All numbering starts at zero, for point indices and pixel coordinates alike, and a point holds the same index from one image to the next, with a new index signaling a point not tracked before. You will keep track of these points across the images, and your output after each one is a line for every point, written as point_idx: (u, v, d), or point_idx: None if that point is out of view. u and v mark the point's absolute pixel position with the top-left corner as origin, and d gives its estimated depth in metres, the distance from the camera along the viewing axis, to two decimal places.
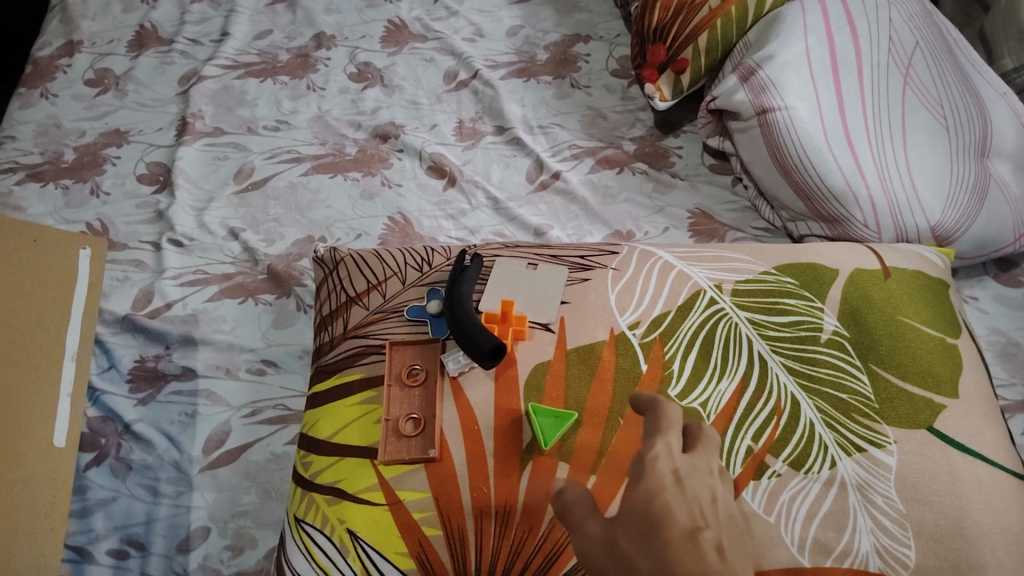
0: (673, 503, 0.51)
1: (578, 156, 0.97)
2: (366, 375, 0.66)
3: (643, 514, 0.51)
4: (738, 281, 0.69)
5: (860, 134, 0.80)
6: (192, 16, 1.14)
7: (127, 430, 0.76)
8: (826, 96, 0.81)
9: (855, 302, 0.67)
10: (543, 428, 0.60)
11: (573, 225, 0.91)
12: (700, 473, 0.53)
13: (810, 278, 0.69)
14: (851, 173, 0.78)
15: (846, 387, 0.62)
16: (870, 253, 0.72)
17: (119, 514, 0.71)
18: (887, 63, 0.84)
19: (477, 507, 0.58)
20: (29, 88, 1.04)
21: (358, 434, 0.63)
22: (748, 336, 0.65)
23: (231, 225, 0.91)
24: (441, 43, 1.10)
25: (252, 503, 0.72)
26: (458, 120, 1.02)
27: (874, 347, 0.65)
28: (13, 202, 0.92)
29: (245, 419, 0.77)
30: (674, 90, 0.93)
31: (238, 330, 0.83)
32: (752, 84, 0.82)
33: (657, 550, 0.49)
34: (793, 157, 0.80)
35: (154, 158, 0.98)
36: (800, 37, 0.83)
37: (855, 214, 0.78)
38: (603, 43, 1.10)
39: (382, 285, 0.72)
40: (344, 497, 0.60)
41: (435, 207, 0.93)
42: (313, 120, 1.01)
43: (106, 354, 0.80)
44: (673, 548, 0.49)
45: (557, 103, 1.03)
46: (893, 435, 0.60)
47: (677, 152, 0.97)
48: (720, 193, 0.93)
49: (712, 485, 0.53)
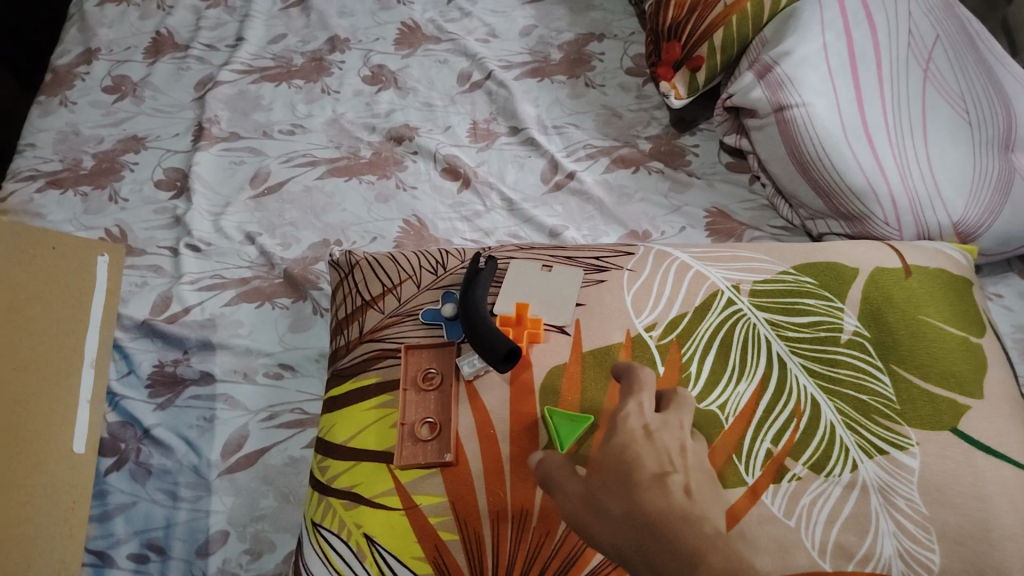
0: (643, 454, 0.55)
1: (593, 155, 0.96)
2: (382, 379, 0.66)
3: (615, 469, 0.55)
4: (757, 281, 0.68)
5: (880, 130, 0.78)
6: (207, 22, 1.14)
7: (147, 435, 0.76)
8: (845, 92, 0.80)
9: (875, 301, 0.66)
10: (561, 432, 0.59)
11: (589, 225, 0.90)
12: (670, 428, 0.57)
13: (830, 277, 0.68)
14: (871, 170, 0.77)
15: (867, 388, 0.61)
16: (890, 251, 0.71)
17: (139, 519, 0.72)
18: (907, 57, 0.83)
19: (494, 511, 0.58)
20: (48, 96, 1.05)
21: (374, 438, 0.63)
22: (766, 338, 0.64)
23: (247, 229, 0.91)
24: (455, 45, 1.10)
25: (271, 507, 0.73)
26: (472, 121, 1.02)
27: (895, 347, 0.63)
28: (33, 209, 0.93)
29: (263, 423, 0.77)
30: (690, 88, 0.92)
31: (256, 334, 0.83)
32: (769, 81, 0.81)
33: (628, 492, 0.53)
34: (812, 155, 0.79)
35: (171, 164, 0.98)
36: (817, 33, 0.82)
37: (875, 211, 0.76)
38: (617, 41, 1.09)
39: (397, 288, 0.72)
40: (361, 502, 0.60)
41: (450, 209, 0.93)
42: (327, 123, 1.01)
43: (125, 359, 0.81)
44: (641, 491, 0.53)
45: (572, 102, 1.02)
46: (915, 437, 0.59)
47: (693, 151, 0.96)
48: (738, 191, 0.92)
49: (683, 438, 0.57)
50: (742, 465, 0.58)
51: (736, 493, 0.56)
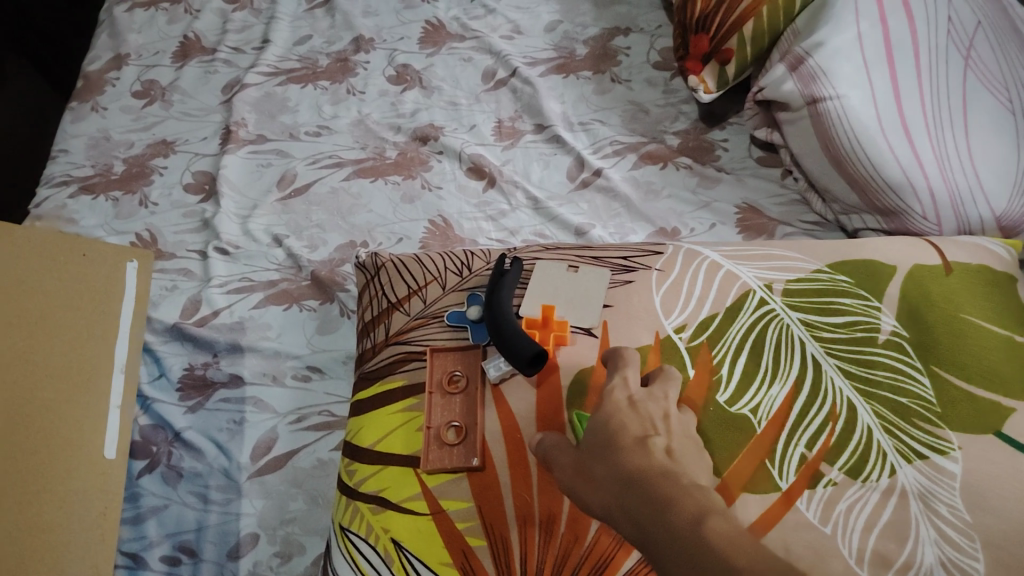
0: (626, 420, 0.53)
1: (620, 151, 0.95)
2: (408, 382, 0.66)
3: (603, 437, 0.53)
4: (789, 280, 0.67)
5: (918, 122, 0.76)
6: (233, 25, 1.15)
7: (178, 438, 0.77)
8: (881, 83, 0.77)
9: (913, 301, 0.64)
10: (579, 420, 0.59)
11: (616, 223, 0.89)
12: (654, 398, 0.56)
13: (866, 275, 0.66)
14: (909, 163, 0.74)
15: (905, 391, 0.59)
16: (930, 248, 0.68)
17: (171, 521, 0.72)
18: (947, 45, 0.80)
19: (521, 517, 0.57)
20: (80, 101, 1.07)
21: (400, 442, 0.63)
22: (800, 338, 0.63)
23: (275, 232, 0.92)
24: (479, 42, 1.09)
25: (300, 510, 0.73)
26: (497, 119, 1.01)
27: (934, 347, 0.61)
28: (67, 214, 0.94)
29: (291, 426, 0.78)
30: (719, 81, 0.91)
31: (284, 337, 0.84)
32: (802, 73, 0.79)
33: (609, 454, 0.52)
34: (847, 148, 0.76)
35: (200, 167, 0.99)
36: (852, 22, 0.79)
37: (913, 206, 0.74)
38: (644, 35, 1.07)
39: (422, 290, 0.72)
40: (388, 506, 0.60)
41: (475, 209, 0.92)
42: (353, 125, 1.01)
43: (156, 362, 0.82)
44: (624, 452, 0.51)
45: (598, 98, 1.01)
46: (957, 441, 0.56)
47: (723, 145, 0.94)
48: (769, 186, 0.90)
49: (667, 404, 0.56)
50: (775, 470, 0.56)
51: (770, 498, 0.55)
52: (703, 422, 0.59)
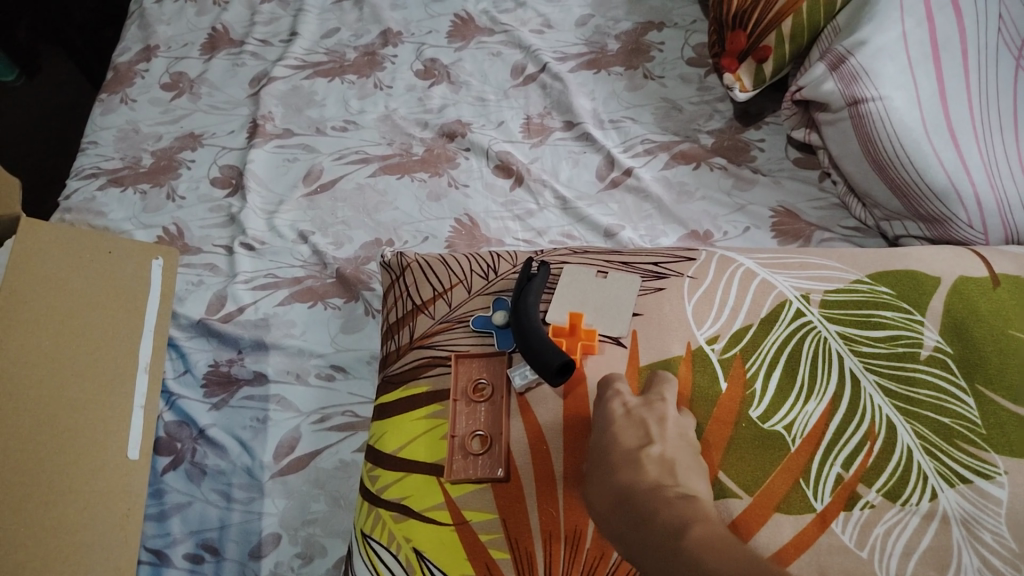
0: (621, 431, 0.52)
1: (651, 151, 0.93)
2: (432, 388, 0.65)
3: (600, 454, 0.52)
4: (828, 291, 0.64)
5: (965, 126, 0.73)
6: (262, 17, 1.14)
7: (202, 435, 0.77)
8: (925, 85, 0.75)
9: (959, 315, 0.62)
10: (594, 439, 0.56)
11: (646, 225, 0.87)
12: (653, 406, 0.54)
13: (908, 287, 0.64)
14: (955, 169, 0.71)
15: (949, 411, 0.57)
16: (976, 259, 0.66)
17: (194, 519, 0.72)
18: (997, 44, 0.76)
19: (546, 532, 0.56)
20: (110, 93, 1.07)
21: (424, 449, 0.62)
22: (838, 352, 0.61)
23: (301, 228, 0.91)
24: (509, 36, 1.07)
25: (322, 512, 0.72)
26: (526, 116, 0.99)
27: (981, 365, 0.59)
28: (95, 207, 0.94)
29: (314, 425, 0.77)
30: (755, 79, 0.88)
31: (308, 335, 0.83)
32: (843, 73, 0.76)
33: (603, 468, 0.50)
34: (887, 153, 0.73)
35: (227, 161, 0.99)
36: (896, 20, 0.76)
37: (958, 214, 0.71)
38: (678, 30, 1.05)
39: (447, 293, 0.71)
40: (411, 515, 0.59)
41: (502, 208, 0.91)
42: (380, 120, 1.00)
43: (182, 359, 0.82)
44: (615, 465, 0.49)
45: (630, 95, 0.99)
46: (1003, 466, 0.55)
47: (758, 146, 0.91)
48: (806, 189, 0.87)
49: (664, 410, 0.54)
50: (809, 491, 0.55)
51: (804, 520, 0.54)
52: (736, 440, 0.57)
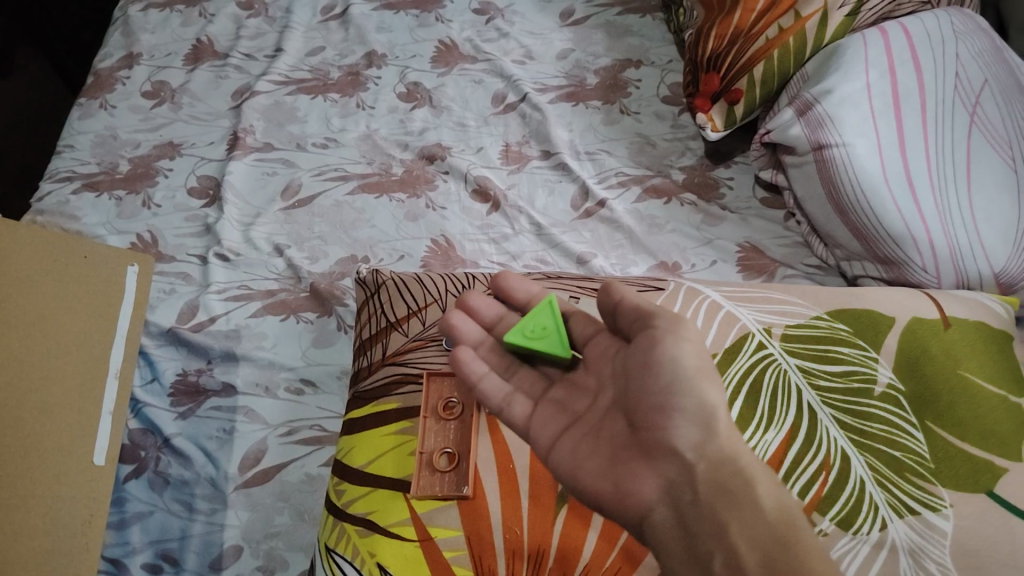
0: (693, 351, 0.53)
1: (624, 183, 0.96)
2: (403, 405, 0.66)
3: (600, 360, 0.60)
4: (788, 325, 0.67)
5: (922, 177, 0.77)
6: (247, 31, 1.15)
7: (167, 444, 0.76)
8: (886, 133, 0.78)
9: (911, 353, 0.65)
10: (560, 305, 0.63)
11: (617, 254, 0.89)
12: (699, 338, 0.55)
13: (865, 325, 0.67)
14: (911, 215, 0.75)
15: (900, 444, 0.60)
16: (929, 301, 0.69)
17: (155, 529, 0.72)
18: (953, 100, 0.80)
19: (510, 550, 0.57)
20: (90, 98, 1.07)
21: (392, 465, 0.63)
22: (797, 385, 0.63)
23: (276, 241, 0.92)
24: (491, 65, 1.09)
25: (285, 525, 0.72)
26: (505, 143, 1.01)
27: (931, 402, 0.62)
28: (69, 211, 0.94)
29: (281, 438, 0.77)
30: (727, 120, 0.91)
31: (279, 348, 0.83)
32: (809, 118, 0.81)
33: (697, 389, 0.52)
34: (851, 199, 0.77)
35: (205, 172, 0.99)
36: (861, 72, 0.81)
37: (913, 258, 0.75)
38: (654, 68, 1.08)
39: (422, 311, 0.73)
40: (375, 530, 0.59)
41: (478, 231, 0.92)
42: (360, 139, 1.01)
43: (149, 366, 0.81)
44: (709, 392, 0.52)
45: (606, 128, 1.02)
46: (949, 498, 0.58)
47: (727, 184, 0.95)
48: (772, 227, 0.90)
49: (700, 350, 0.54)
50: None
51: None
52: None
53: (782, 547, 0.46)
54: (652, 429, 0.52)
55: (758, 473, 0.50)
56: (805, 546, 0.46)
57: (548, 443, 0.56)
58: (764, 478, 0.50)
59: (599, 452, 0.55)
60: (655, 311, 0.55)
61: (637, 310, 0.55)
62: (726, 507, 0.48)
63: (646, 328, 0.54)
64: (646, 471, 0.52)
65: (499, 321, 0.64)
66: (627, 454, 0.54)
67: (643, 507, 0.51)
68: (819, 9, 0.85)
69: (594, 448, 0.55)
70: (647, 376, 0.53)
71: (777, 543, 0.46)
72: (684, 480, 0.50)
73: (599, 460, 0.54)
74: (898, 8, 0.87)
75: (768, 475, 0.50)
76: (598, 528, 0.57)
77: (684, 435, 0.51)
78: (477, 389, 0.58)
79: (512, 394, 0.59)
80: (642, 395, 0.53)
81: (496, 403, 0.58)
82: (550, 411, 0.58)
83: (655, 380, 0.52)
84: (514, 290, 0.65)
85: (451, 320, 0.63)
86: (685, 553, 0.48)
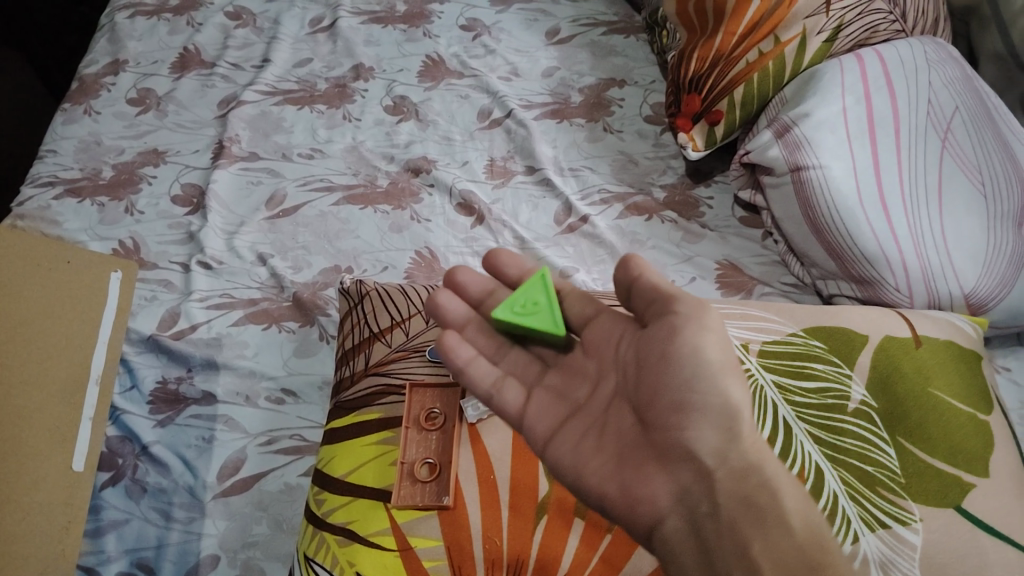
0: (713, 346, 0.54)
1: (607, 200, 0.97)
2: (385, 415, 0.67)
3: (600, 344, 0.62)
4: (765, 341, 0.69)
5: (895, 199, 0.79)
6: (235, 41, 1.16)
7: (145, 452, 0.76)
8: (862, 157, 0.81)
9: (884, 371, 0.67)
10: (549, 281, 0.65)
11: (599, 269, 0.91)
12: (721, 334, 0.55)
13: (839, 343, 0.69)
14: (884, 236, 0.77)
15: (872, 459, 0.62)
16: (901, 319, 0.71)
17: (131, 537, 0.71)
18: (926, 126, 0.83)
19: (489, 560, 0.58)
20: (74, 104, 1.07)
21: (372, 475, 0.63)
22: (773, 400, 0.64)
23: (260, 250, 0.92)
24: (477, 81, 1.11)
25: (263, 534, 0.72)
26: (490, 158, 1.02)
27: (902, 418, 0.64)
28: (50, 216, 0.93)
29: (261, 448, 0.77)
30: (707, 140, 0.94)
31: (260, 357, 0.83)
32: (787, 140, 0.83)
33: (720, 386, 0.53)
34: (827, 218, 0.79)
35: (189, 180, 0.99)
36: (837, 97, 0.83)
37: (886, 278, 0.77)
38: (638, 88, 1.10)
39: (405, 322, 0.73)
40: (355, 539, 0.60)
41: (462, 244, 0.93)
42: (346, 150, 1.02)
43: (129, 373, 0.81)
44: (731, 388, 0.53)
45: (589, 146, 1.03)
46: (919, 513, 0.59)
47: (707, 203, 0.97)
48: (750, 246, 0.92)
49: (720, 348, 0.54)
50: None
51: None
52: None
53: (808, 562, 0.48)
54: (668, 429, 0.53)
55: (784, 487, 0.52)
56: (830, 564, 0.48)
57: (546, 433, 0.57)
58: (790, 491, 0.52)
59: (604, 450, 0.56)
60: (676, 296, 0.55)
61: (656, 291, 0.56)
62: (748, 522, 0.49)
63: (666, 314, 0.55)
64: (659, 476, 0.53)
65: (488, 296, 0.65)
66: (638, 455, 0.55)
67: (656, 515, 0.52)
68: (797, 34, 0.87)
69: (598, 443, 0.56)
70: (665, 369, 0.54)
71: (802, 557, 0.48)
72: (701, 489, 0.52)
73: (604, 459, 0.55)
74: (874, 35, 0.90)
75: (793, 486, 0.52)
76: (579, 536, 0.58)
77: (703, 440, 0.52)
78: (465, 375, 0.59)
79: (505, 380, 0.60)
80: (657, 393, 0.54)
81: (484, 391, 0.59)
82: (548, 399, 0.60)
83: (674, 374, 0.53)
84: (505, 268, 0.66)
85: (436, 299, 0.64)
86: (699, 560, 0.49)
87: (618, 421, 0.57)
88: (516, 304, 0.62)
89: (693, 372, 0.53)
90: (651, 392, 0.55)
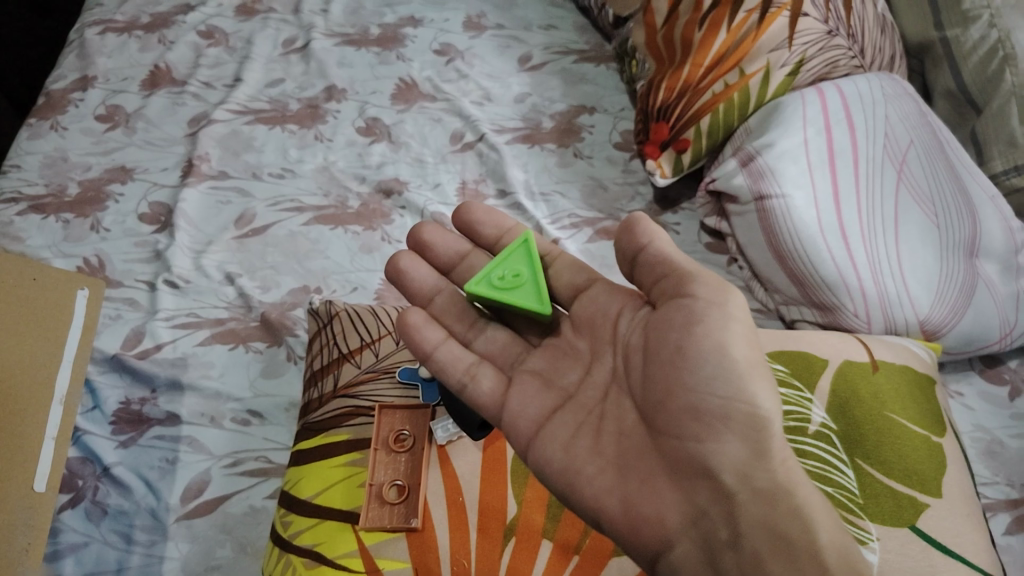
0: (734, 344, 0.53)
1: (577, 225, 0.98)
2: (353, 437, 0.66)
3: (592, 321, 0.65)
4: None
5: (853, 227, 0.81)
6: (206, 60, 1.16)
7: (106, 473, 0.75)
8: (823, 186, 0.83)
9: (843, 394, 0.69)
10: (528, 251, 0.69)
11: None
12: (746, 330, 0.54)
13: (801, 367, 0.70)
14: (844, 263, 0.79)
15: (833, 481, 0.63)
16: (859, 344, 0.73)
17: (90, 561, 0.70)
18: (883, 158, 0.86)
19: None
20: (40, 119, 1.05)
21: (341, 496, 0.63)
22: None
23: (227, 270, 0.91)
24: (450, 104, 1.12)
25: (226, 558, 0.71)
26: (462, 180, 1.04)
27: (860, 441, 0.66)
28: (12, 232, 0.92)
29: (225, 469, 0.76)
30: (675, 167, 0.96)
31: (226, 378, 0.82)
32: (751, 169, 0.85)
33: (741, 390, 0.52)
34: (789, 246, 0.81)
35: (156, 198, 0.98)
36: (799, 128, 0.86)
37: (845, 303, 0.79)
38: (607, 115, 1.12)
39: (375, 343, 0.73)
40: (321, 561, 0.59)
41: None
42: (317, 171, 1.02)
43: (92, 394, 0.80)
44: (755, 390, 0.52)
45: (560, 170, 1.05)
46: (876, 533, 0.61)
47: (674, 228, 0.99)
48: (715, 271, 0.94)
49: (740, 348, 0.53)
50: None
51: None
52: None
53: None
54: (682, 438, 0.52)
55: (817, 514, 0.49)
56: None
57: (528, 439, 0.58)
58: (826, 520, 0.49)
59: (604, 456, 0.56)
60: (692, 275, 0.57)
61: (667, 266, 0.58)
62: (774, 552, 0.48)
63: (685, 295, 0.56)
64: (673, 493, 0.52)
65: (460, 261, 0.73)
66: (643, 467, 0.54)
67: (665, 539, 0.51)
68: (761, 68, 0.90)
69: (599, 449, 0.57)
70: (682, 364, 0.54)
71: None
72: (720, 513, 0.50)
73: (603, 465, 0.55)
74: (834, 70, 0.93)
75: (826, 514, 0.50)
76: (546, 559, 0.59)
77: (721, 456, 0.51)
78: (432, 358, 0.62)
79: (481, 363, 0.63)
80: (673, 396, 0.53)
81: (456, 375, 0.62)
82: (538, 388, 0.62)
83: (693, 373, 0.53)
84: (480, 224, 0.74)
85: (399, 263, 0.71)
86: None
87: (617, 419, 0.58)
88: (498, 281, 0.67)
89: (714, 371, 0.52)
90: (664, 392, 0.54)
